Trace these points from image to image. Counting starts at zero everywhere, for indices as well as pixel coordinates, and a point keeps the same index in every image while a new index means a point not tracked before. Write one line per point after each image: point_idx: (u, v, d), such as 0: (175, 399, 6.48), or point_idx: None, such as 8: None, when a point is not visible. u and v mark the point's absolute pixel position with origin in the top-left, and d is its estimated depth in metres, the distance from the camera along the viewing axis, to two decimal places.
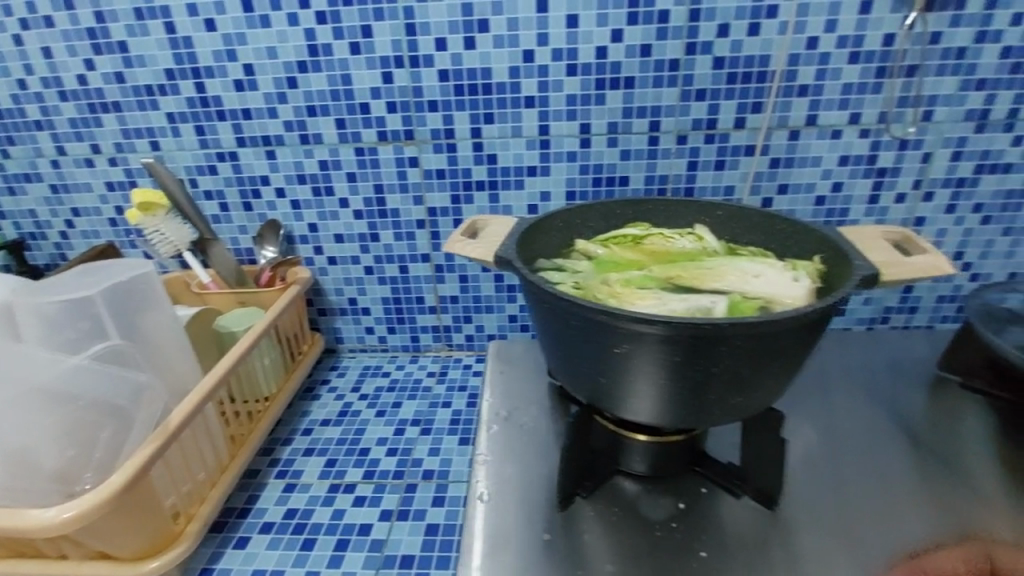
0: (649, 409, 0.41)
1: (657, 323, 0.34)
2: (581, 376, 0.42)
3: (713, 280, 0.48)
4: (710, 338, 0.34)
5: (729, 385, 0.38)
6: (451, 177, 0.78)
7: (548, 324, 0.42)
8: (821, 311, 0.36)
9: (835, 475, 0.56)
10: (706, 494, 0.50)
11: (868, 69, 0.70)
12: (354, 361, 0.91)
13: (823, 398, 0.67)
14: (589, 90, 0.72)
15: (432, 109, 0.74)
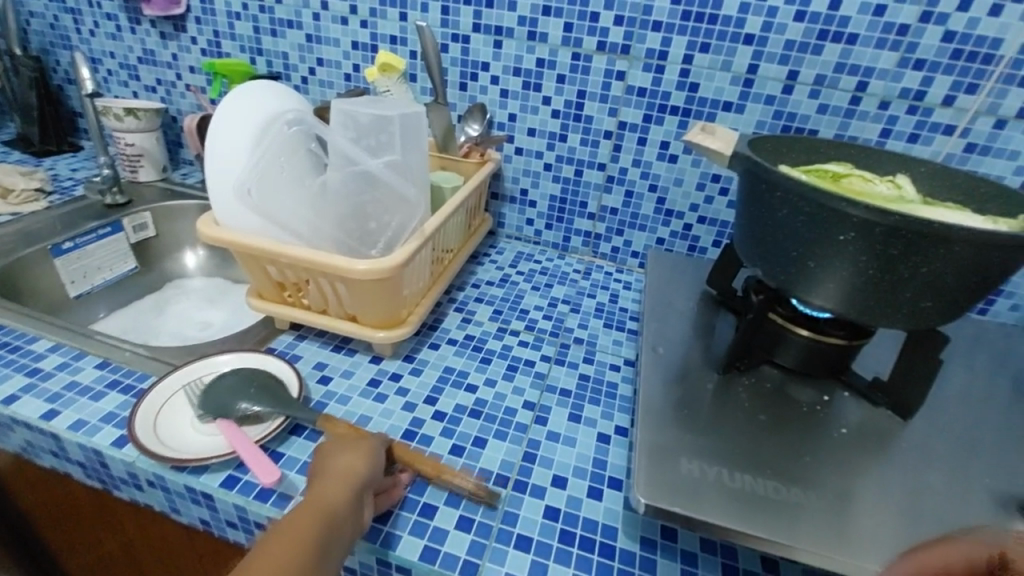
0: (841, 297, 0.50)
1: (894, 216, 0.43)
2: (784, 258, 0.53)
3: (920, 213, 0.54)
4: (933, 239, 0.43)
5: (925, 288, 0.46)
6: (650, 97, 0.86)
7: (768, 211, 0.52)
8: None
9: (972, 406, 0.61)
10: (846, 396, 0.59)
11: None
12: (508, 246, 1.04)
13: (968, 354, 0.71)
14: (810, 39, 0.76)
15: (655, 29, 0.81)
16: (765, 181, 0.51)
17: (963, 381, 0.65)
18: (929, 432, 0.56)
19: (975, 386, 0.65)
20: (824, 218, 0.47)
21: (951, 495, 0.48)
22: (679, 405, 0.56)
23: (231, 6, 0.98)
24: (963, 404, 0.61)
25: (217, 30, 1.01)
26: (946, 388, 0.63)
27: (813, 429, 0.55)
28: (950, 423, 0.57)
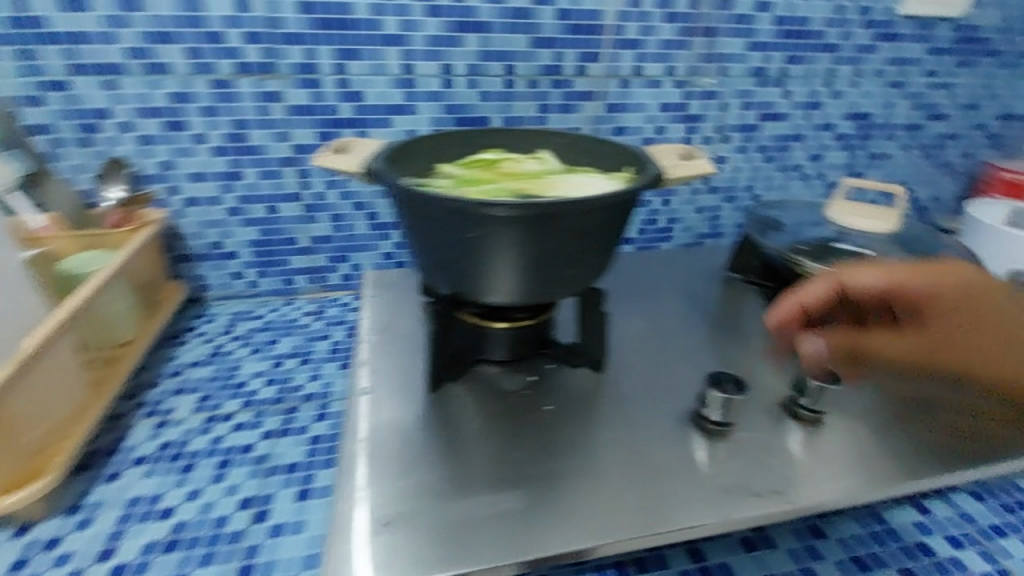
0: (508, 287, 0.55)
1: (516, 207, 0.48)
2: (448, 264, 0.54)
3: (552, 189, 0.57)
4: (550, 217, 0.50)
5: (562, 258, 0.54)
6: (317, 114, 0.79)
7: (420, 222, 0.53)
8: (627, 195, 0.53)
9: (646, 341, 0.71)
10: (552, 369, 0.62)
11: (680, 28, 0.83)
12: (222, 309, 0.89)
13: (636, 291, 0.83)
14: (450, 32, 0.76)
15: (292, 43, 0.74)
16: (407, 197, 0.51)
17: (633, 315, 0.77)
18: (619, 381, 0.62)
19: (642, 317, 0.76)
20: (469, 220, 0.50)
21: (651, 436, 0.56)
22: (399, 455, 0.52)
23: None
24: (633, 336, 0.72)
25: None
26: (625, 331, 0.72)
27: (529, 420, 0.56)
28: (632, 364, 0.65)
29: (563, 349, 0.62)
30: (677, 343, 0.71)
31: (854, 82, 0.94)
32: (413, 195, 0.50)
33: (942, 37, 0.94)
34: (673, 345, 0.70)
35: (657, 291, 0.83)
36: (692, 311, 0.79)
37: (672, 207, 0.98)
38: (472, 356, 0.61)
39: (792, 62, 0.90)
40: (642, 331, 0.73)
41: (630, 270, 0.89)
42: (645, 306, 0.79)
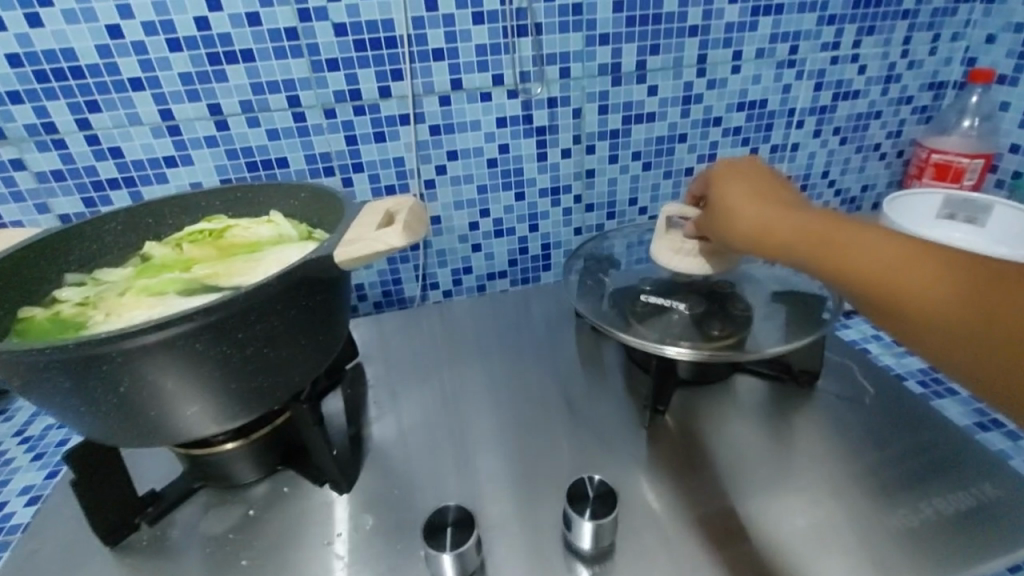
0: (212, 417, 0.42)
1: (171, 326, 0.36)
2: (111, 422, 0.40)
3: (237, 275, 0.45)
4: (236, 324, 0.38)
5: (279, 361, 0.43)
6: (74, 178, 0.68)
7: (48, 393, 0.38)
8: (324, 275, 0.42)
9: (439, 428, 0.60)
10: (288, 491, 0.52)
11: (495, 29, 0.70)
12: (27, 399, 0.80)
13: (448, 356, 0.72)
14: (204, 66, 0.65)
15: (15, 101, 0.63)
16: (2, 360, 0.36)
17: (442, 383, 0.67)
18: (380, 496, 0.52)
19: (453, 384, 0.67)
20: (94, 367, 0.36)
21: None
22: None
23: None
24: (434, 413, 0.62)
25: None
26: (417, 416, 0.62)
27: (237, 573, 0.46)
28: (409, 467, 0.55)
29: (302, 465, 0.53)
30: (485, 418, 0.61)
31: (732, 67, 0.80)
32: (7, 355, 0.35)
33: (834, 2, 0.78)
34: (480, 421, 0.61)
35: (484, 346, 0.74)
36: (517, 367, 0.69)
37: (546, 232, 0.85)
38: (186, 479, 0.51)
39: (648, 53, 0.76)
40: (447, 403, 0.64)
41: (464, 322, 0.80)
42: (461, 369, 0.69)
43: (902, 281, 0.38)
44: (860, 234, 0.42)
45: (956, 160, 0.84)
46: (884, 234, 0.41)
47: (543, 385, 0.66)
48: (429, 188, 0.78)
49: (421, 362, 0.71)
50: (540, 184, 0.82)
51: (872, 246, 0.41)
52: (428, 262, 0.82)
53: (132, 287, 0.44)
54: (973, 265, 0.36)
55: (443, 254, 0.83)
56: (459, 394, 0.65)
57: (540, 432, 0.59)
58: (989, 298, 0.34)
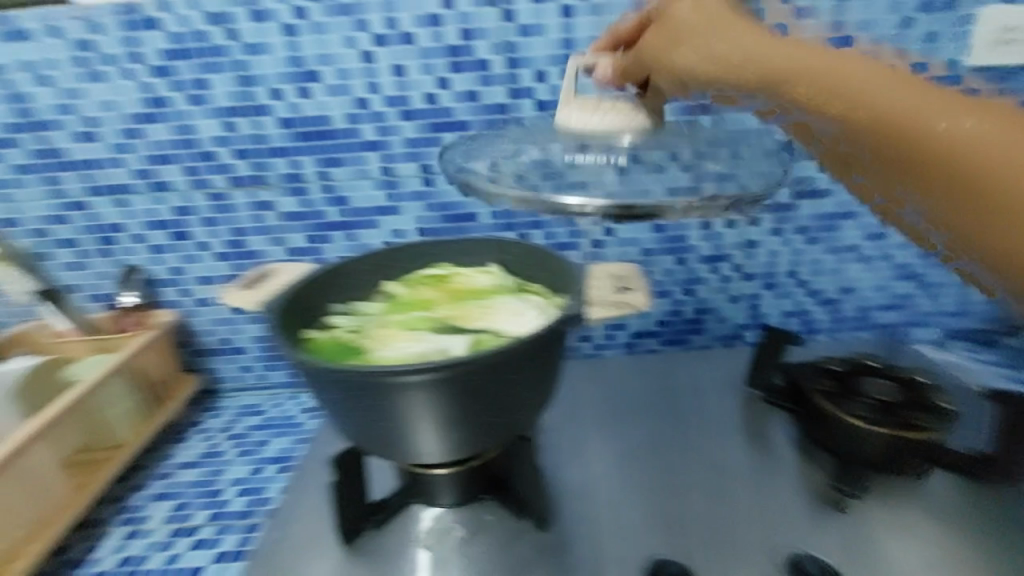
0: (452, 442, 0.51)
1: (450, 367, 0.45)
2: (379, 435, 0.50)
3: (476, 320, 0.52)
4: (495, 370, 0.46)
5: (515, 405, 0.50)
6: (307, 220, 0.81)
7: (341, 405, 0.49)
8: (556, 335, 0.49)
9: (619, 474, 0.65)
10: (491, 519, 0.57)
11: (681, 108, 0.75)
12: (232, 400, 0.93)
13: (618, 405, 0.76)
14: (426, 134, 0.76)
15: (278, 155, 0.77)
16: (320, 375, 0.47)
17: (614, 436, 0.71)
18: (578, 534, 0.57)
19: (626, 438, 0.70)
20: (384, 393, 0.46)
21: None
22: None
23: None
24: (609, 466, 0.66)
25: None
26: (598, 460, 0.67)
27: None
28: (597, 509, 0.60)
29: (505, 496, 0.58)
30: (660, 478, 0.64)
31: None
32: (328, 372, 0.45)
33: None
34: (656, 480, 0.64)
35: (653, 404, 0.76)
36: (687, 429, 0.71)
37: (701, 297, 0.87)
38: (403, 494, 0.58)
39: None
40: (621, 457, 0.67)
41: (630, 374, 0.83)
42: (631, 424, 0.73)
43: (940, 149, 0.39)
44: (846, 75, 0.41)
45: None
46: (889, 80, 0.41)
47: (717, 453, 0.67)
48: (597, 247, 0.83)
49: (594, 411, 0.76)
50: (701, 251, 0.85)
51: (898, 97, 0.40)
52: None
53: (389, 321, 0.53)
54: (1010, 123, 0.37)
55: None
56: (632, 450, 0.68)
57: (715, 502, 0.60)
58: (1008, 176, 0.37)
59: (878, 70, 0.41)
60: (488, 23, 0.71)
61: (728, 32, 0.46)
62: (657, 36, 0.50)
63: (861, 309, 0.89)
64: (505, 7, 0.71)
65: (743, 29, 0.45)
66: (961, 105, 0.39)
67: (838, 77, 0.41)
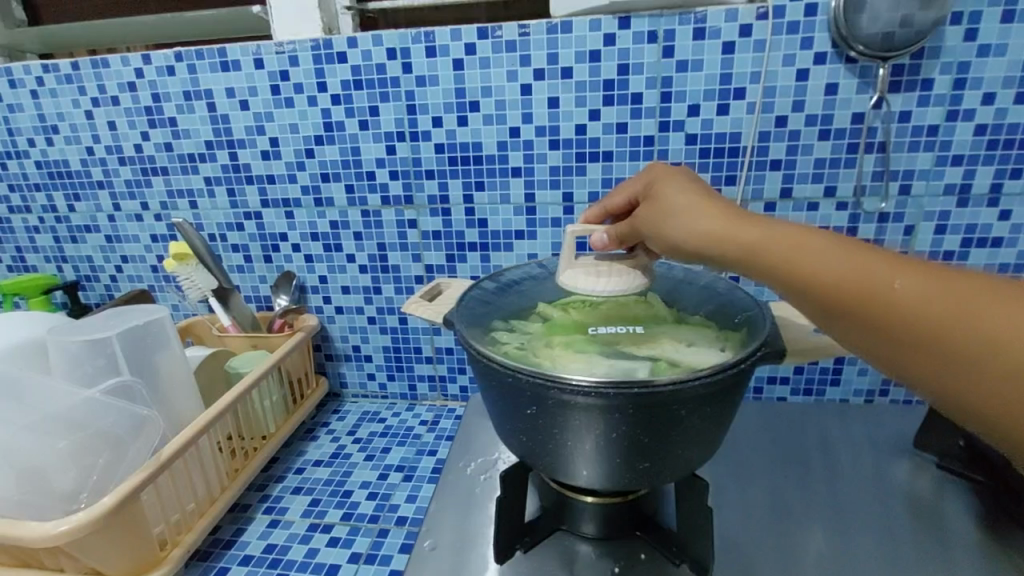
0: (615, 472, 0.49)
1: (633, 391, 0.44)
2: (544, 451, 0.50)
3: (647, 345, 0.50)
4: (676, 401, 0.45)
5: (689, 440, 0.48)
6: (446, 239, 0.86)
7: (514, 415, 0.50)
8: (738, 367, 0.46)
9: (776, 535, 0.62)
10: (645, 560, 0.54)
11: (839, 145, 0.73)
12: (355, 405, 0.97)
13: (764, 464, 0.74)
14: (570, 162, 0.80)
15: (429, 177, 0.83)
16: (501, 383, 0.49)
17: (757, 496, 0.68)
18: None
19: (769, 500, 0.67)
20: (559, 408, 0.46)
21: None
22: None
23: (28, 221, 1.00)
24: (755, 527, 0.63)
25: (20, 246, 1.02)
26: (751, 518, 0.65)
27: None
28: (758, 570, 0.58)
29: (658, 536, 0.55)
30: (815, 547, 0.60)
31: None
32: (511, 382, 0.47)
33: None
34: (809, 549, 0.60)
35: (797, 468, 0.72)
36: (840, 500, 0.67)
37: None
38: (554, 520, 0.58)
39: (1008, 177, 0.71)
40: (765, 518, 0.65)
41: (771, 431, 0.80)
42: (774, 484, 0.70)
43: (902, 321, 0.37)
44: (804, 251, 0.41)
45: None
46: (832, 246, 0.41)
47: (879, 531, 0.62)
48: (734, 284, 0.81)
49: (733, 465, 0.73)
50: None
51: (842, 269, 0.39)
52: None
53: (554, 340, 0.52)
54: (969, 289, 0.35)
55: None
56: (778, 513, 0.65)
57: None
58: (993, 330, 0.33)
59: (808, 243, 0.42)
60: (645, 58, 0.74)
61: (702, 210, 0.47)
62: (647, 212, 0.52)
63: None
64: (665, 43, 0.73)
65: (715, 211, 0.47)
66: (915, 268, 0.38)
67: (798, 251, 0.42)
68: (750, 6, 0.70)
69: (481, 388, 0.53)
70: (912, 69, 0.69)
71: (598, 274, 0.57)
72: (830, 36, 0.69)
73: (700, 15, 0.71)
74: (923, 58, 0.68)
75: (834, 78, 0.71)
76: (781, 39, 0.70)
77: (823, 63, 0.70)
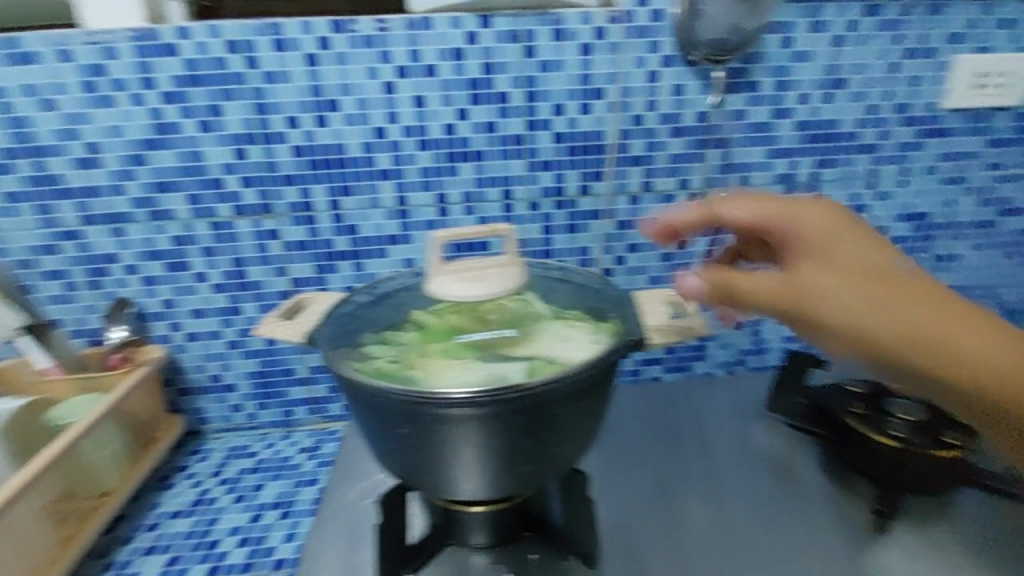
0: (498, 478, 0.49)
1: (507, 394, 0.43)
2: (424, 467, 0.48)
3: (522, 344, 0.50)
4: (550, 399, 0.45)
5: (566, 435, 0.48)
6: (313, 249, 0.79)
7: (390, 433, 0.47)
8: (610, 358, 0.48)
9: (660, 514, 0.65)
10: (536, 559, 0.54)
11: (689, 141, 0.79)
12: (220, 442, 0.87)
13: (644, 446, 0.77)
14: (441, 163, 0.77)
15: (288, 183, 0.76)
16: (373, 402, 0.46)
17: (639, 476, 0.71)
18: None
19: (650, 477, 0.71)
20: (434, 420, 0.45)
21: None
22: None
23: None
24: (640, 506, 0.66)
25: None
26: (636, 501, 0.67)
27: None
28: (645, 552, 0.60)
29: (547, 534, 0.55)
30: (693, 515, 0.64)
31: (901, 181, 0.85)
32: (383, 399, 0.45)
33: (1000, 128, 0.85)
34: (688, 519, 0.64)
35: (672, 444, 0.77)
36: (710, 468, 0.72)
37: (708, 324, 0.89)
38: (441, 535, 0.55)
39: (823, 166, 0.82)
40: (648, 496, 0.68)
41: (647, 413, 0.84)
42: (653, 463, 0.73)
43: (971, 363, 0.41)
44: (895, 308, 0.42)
45: None
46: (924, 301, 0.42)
47: (746, 494, 0.67)
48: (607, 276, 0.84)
49: (616, 450, 0.76)
50: None
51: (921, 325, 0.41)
52: None
53: (431, 350, 0.50)
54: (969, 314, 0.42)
55: None
56: (659, 488, 0.69)
57: (750, 539, 0.61)
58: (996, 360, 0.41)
59: (911, 288, 0.42)
60: (508, 57, 0.74)
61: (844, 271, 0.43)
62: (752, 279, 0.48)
63: None
64: (527, 43, 0.73)
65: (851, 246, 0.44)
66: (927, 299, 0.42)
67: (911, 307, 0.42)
68: (602, 10, 0.73)
69: (352, 409, 0.49)
70: (744, 72, 0.77)
71: (468, 279, 0.55)
72: (676, 45, 0.75)
73: (557, 17, 0.72)
74: (751, 63, 0.76)
75: (681, 80, 0.76)
76: (632, 42, 0.74)
77: (670, 66, 0.76)
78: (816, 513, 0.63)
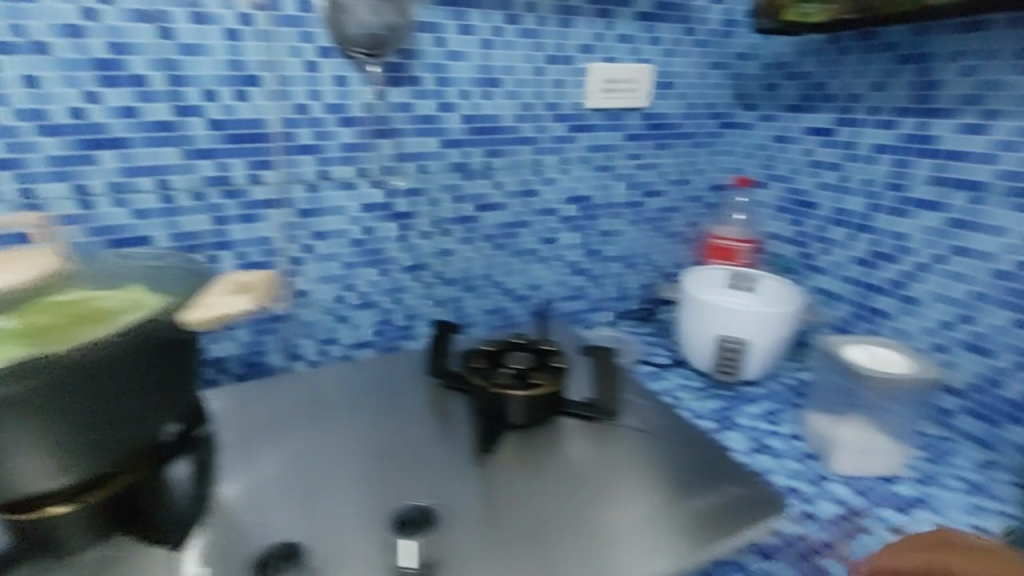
0: (51, 455, 0.49)
1: (23, 364, 0.45)
2: None
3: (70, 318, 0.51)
4: (82, 366, 0.48)
5: (123, 400, 0.51)
6: None
7: None
8: (180, 329, 0.56)
9: (304, 473, 0.67)
10: (134, 543, 0.56)
11: (360, 131, 0.82)
12: None
13: (316, 414, 0.79)
14: (74, 151, 0.70)
15: None
16: None
17: (300, 442, 0.73)
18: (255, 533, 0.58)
19: (305, 442, 0.73)
20: None
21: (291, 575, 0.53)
22: None
23: None
24: (292, 470, 0.68)
25: None
26: (285, 465, 0.68)
27: None
28: (277, 509, 0.62)
29: (151, 521, 0.58)
30: (338, 468, 0.68)
31: (561, 169, 1.00)
32: None
33: (634, 125, 1.03)
34: (332, 473, 0.68)
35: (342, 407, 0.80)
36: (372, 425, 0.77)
37: (409, 304, 0.97)
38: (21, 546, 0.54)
39: (492, 156, 0.93)
40: (298, 460, 0.70)
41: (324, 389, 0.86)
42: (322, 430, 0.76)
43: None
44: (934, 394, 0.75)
45: (736, 245, 1.08)
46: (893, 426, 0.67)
47: (393, 441, 0.73)
48: (297, 264, 0.86)
49: (279, 425, 0.76)
50: (401, 262, 0.94)
51: None
52: (293, 332, 0.90)
53: None
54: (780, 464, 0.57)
55: (309, 325, 0.91)
56: (315, 451, 0.71)
57: (383, 477, 0.67)
58: None
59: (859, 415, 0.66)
60: (141, 38, 0.69)
61: None
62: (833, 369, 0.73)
63: (546, 301, 1.09)
64: (162, 25, 0.69)
65: None
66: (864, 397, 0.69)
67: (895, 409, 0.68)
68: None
69: None
70: (404, 67, 0.81)
71: None
72: (331, 36, 0.76)
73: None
74: (409, 58, 0.81)
75: (342, 71, 0.78)
76: (283, 30, 0.74)
77: (329, 57, 0.77)
78: (445, 442, 0.73)
